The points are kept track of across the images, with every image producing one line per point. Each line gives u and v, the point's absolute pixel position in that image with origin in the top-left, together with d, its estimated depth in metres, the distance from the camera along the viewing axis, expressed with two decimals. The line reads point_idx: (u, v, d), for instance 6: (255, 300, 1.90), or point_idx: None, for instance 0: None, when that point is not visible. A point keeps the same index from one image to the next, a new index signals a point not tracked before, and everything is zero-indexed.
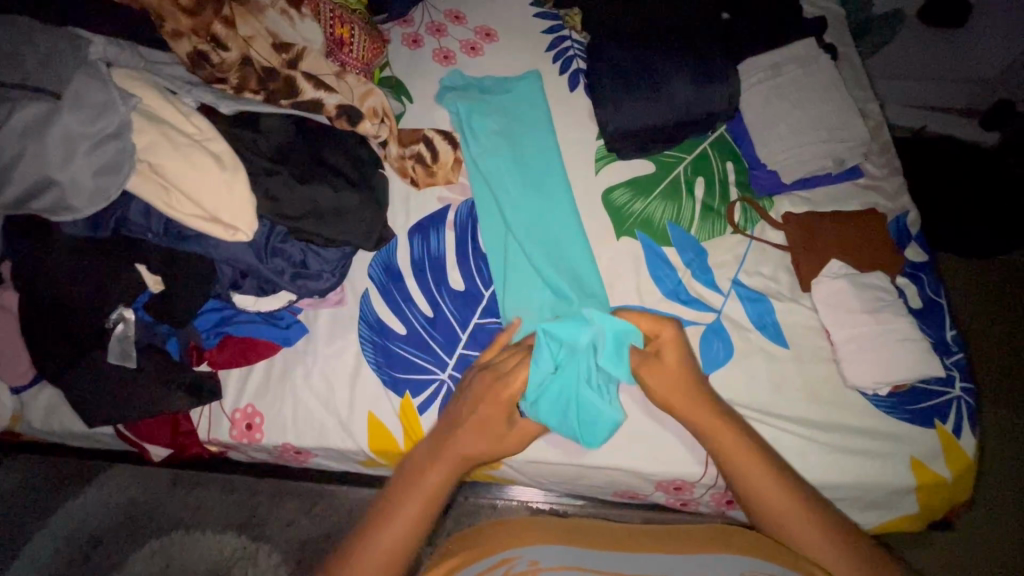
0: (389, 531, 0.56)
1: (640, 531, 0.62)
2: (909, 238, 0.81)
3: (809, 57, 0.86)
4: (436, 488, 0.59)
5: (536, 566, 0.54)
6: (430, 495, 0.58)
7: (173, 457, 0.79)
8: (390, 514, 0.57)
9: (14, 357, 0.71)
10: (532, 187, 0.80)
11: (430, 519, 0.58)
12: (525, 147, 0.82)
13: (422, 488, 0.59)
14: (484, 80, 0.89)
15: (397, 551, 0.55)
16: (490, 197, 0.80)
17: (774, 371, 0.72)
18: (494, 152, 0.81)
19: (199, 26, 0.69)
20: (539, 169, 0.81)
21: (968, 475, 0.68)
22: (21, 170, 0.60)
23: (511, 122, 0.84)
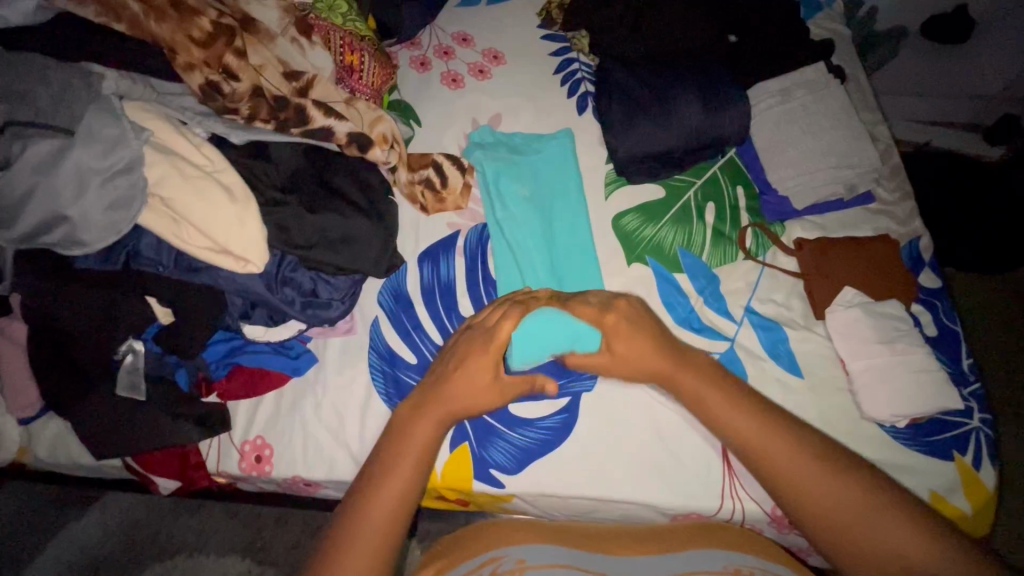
0: (408, 452, 0.58)
1: (623, 533, 0.63)
2: (922, 264, 0.80)
3: (819, 82, 0.86)
4: (429, 438, 0.59)
5: (521, 566, 0.54)
6: (424, 445, 0.58)
7: (180, 490, 0.78)
8: (385, 472, 0.56)
9: (22, 388, 0.71)
10: (555, 240, 0.79)
11: (421, 475, 0.57)
12: (553, 205, 0.82)
13: (416, 438, 0.58)
14: (516, 136, 0.87)
15: (395, 508, 0.54)
16: (506, 242, 0.79)
17: (788, 401, 0.71)
18: (521, 215, 0.80)
19: (212, 57, 0.68)
20: (563, 225, 0.80)
21: (988, 508, 0.67)
22: (33, 205, 0.60)
23: (537, 178, 0.83)
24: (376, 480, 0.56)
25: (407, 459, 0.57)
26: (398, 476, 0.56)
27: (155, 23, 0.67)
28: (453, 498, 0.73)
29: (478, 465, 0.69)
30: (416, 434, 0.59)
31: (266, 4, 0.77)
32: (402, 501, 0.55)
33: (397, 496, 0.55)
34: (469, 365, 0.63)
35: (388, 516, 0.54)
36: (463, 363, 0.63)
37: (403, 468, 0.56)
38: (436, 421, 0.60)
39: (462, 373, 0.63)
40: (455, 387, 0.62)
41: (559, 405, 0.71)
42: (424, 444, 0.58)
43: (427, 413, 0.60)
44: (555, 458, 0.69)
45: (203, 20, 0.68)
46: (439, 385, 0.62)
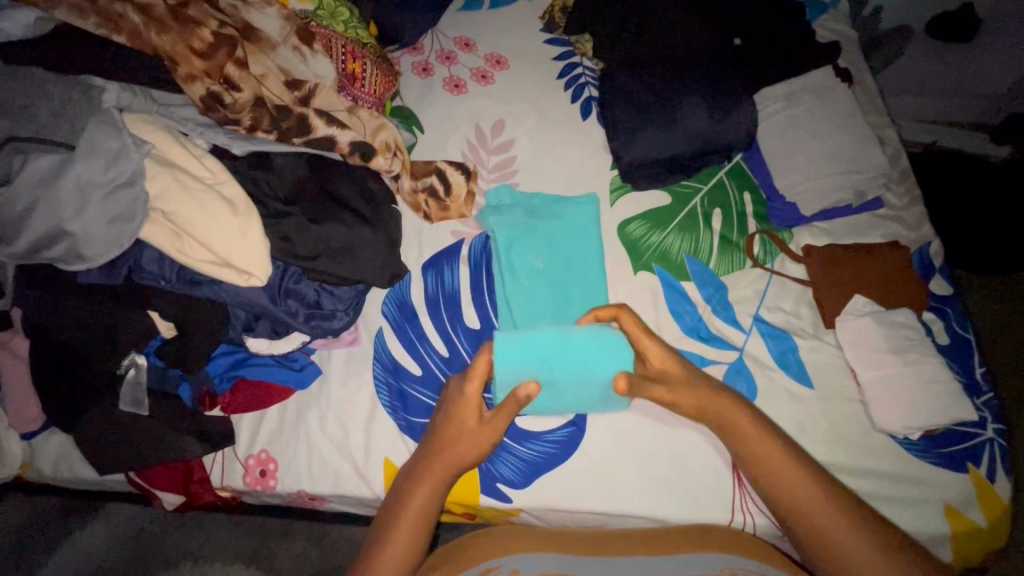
0: (407, 516, 0.58)
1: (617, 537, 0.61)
2: (933, 270, 0.79)
3: (826, 86, 0.84)
4: (427, 501, 0.59)
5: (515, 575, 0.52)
6: (421, 509, 0.59)
7: (184, 504, 0.77)
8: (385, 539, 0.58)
9: (24, 403, 0.70)
10: (563, 258, 0.77)
11: (422, 538, 0.58)
12: (559, 224, 0.79)
13: (414, 502, 0.59)
14: (534, 198, 0.82)
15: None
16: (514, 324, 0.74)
17: (798, 411, 0.70)
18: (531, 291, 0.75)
19: (212, 68, 0.67)
20: (568, 236, 0.79)
21: (1003, 520, 0.66)
22: (34, 221, 0.59)
23: (552, 242, 0.78)
24: (378, 547, 0.57)
25: (406, 525, 0.58)
26: (397, 547, 0.57)
27: (155, 34, 0.66)
28: (459, 512, 0.72)
29: (484, 479, 0.69)
30: (414, 502, 0.59)
31: (268, 12, 0.76)
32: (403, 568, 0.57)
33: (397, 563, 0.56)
34: (465, 423, 0.61)
35: None
36: (459, 421, 0.61)
37: (402, 536, 0.57)
38: (435, 484, 0.60)
39: (459, 433, 0.61)
40: (454, 447, 0.61)
41: (566, 418, 0.70)
42: (423, 511, 0.59)
43: (426, 479, 0.60)
44: (563, 472, 0.68)
45: (204, 31, 0.67)
46: (438, 445, 0.62)
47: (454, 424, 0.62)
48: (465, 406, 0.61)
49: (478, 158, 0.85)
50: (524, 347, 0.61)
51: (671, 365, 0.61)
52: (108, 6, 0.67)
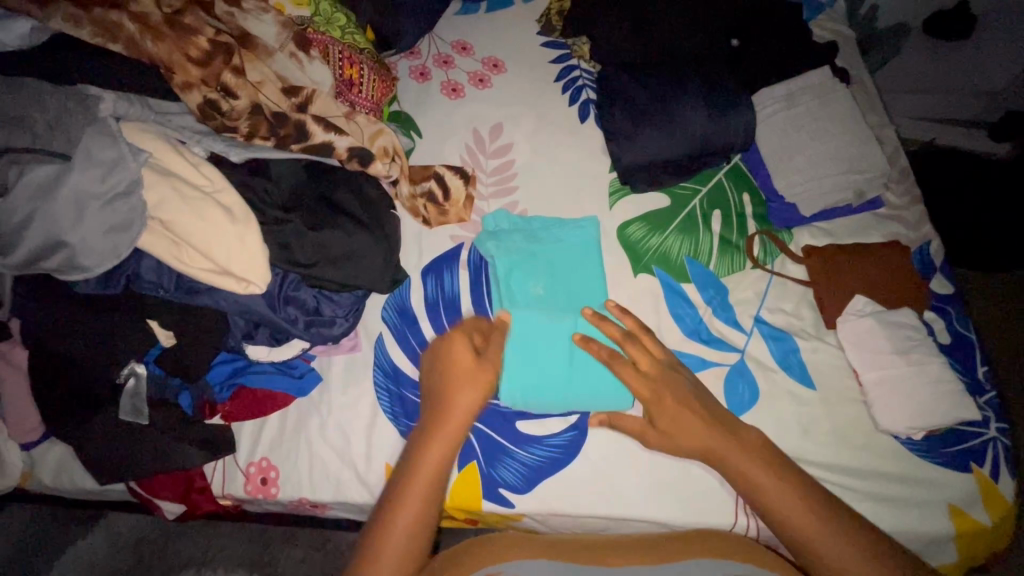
0: (421, 474, 0.58)
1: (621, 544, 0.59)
2: (934, 269, 0.79)
3: (825, 86, 0.84)
4: (440, 458, 0.60)
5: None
6: (434, 466, 0.59)
7: (185, 513, 0.77)
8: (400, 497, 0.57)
9: (24, 414, 0.70)
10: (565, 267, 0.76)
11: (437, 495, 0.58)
12: (559, 238, 0.78)
13: (428, 461, 0.59)
14: (533, 221, 0.79)
15: (413, 532, 0.56)
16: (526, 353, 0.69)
17: (801, 413, 0.70)
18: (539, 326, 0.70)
19: (209, 76, 0.68)
20: (561, 239, 0.78)
21: (1007, 519, 0.66)
22: (32, 231, 0.59)
23: (554, 266, 0.76)
24: (393, 506, 0.57)
25: (421, 482, 0.58)
26: (410, 507, 0.57)
27: (152, 43, 0.67)
28: (461, 517, 0.71)
29: (487, 484, 0.68)
30: (425, 459, 0.59)
31: (264, 19, 0.76)
32: (420, 524, 0.56)
33: (414, 518, 0.56)
34: (465, 373, 0.64)
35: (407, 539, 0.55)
36: (461, 371, 0.64)
37: (417, 492, 0.57)
38: (446, 438, 0.60)
39: (458, 384, 0.63)
40: (458, 399, 0.62)
41: (568, 422, 0.70)
42: (434, 470, 0.59)
43: (434, 436, 0.61)
44: (565, 476, 0.68)
45: (200, 39, 0.68)
46: (441, 402, 0.63)
47: (453, 376, 0.64)
48: (461, 355, 0.65)
49: (476, 163, 0.85)
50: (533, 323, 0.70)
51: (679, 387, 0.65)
52: (104, 15, 0.66)
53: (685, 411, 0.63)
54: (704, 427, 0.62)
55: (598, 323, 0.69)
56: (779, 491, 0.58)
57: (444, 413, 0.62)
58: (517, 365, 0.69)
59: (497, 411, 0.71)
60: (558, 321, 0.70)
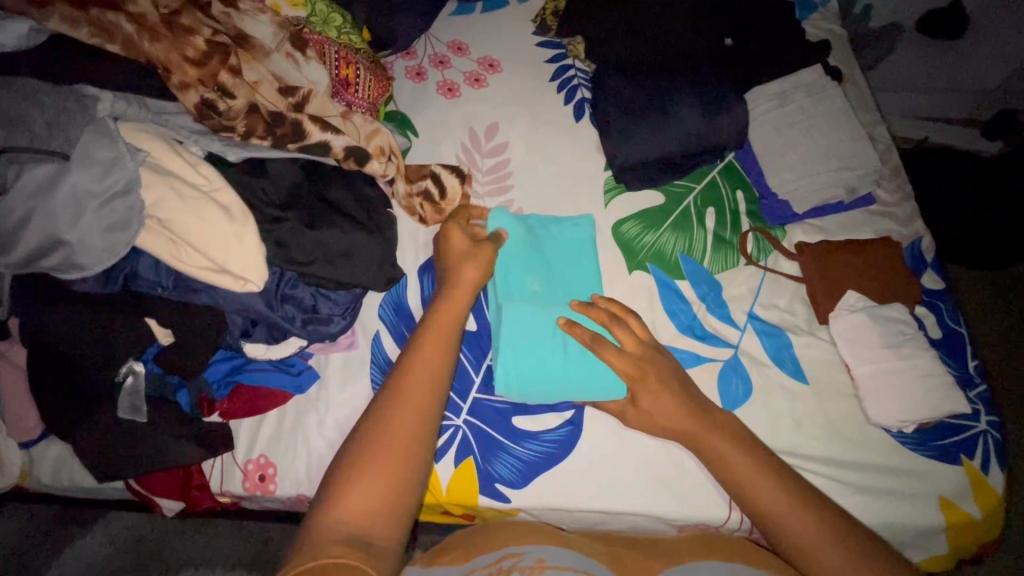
0: (434, 328, 0.62)
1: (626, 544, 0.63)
2: (925, 265, 0.80)
3: (817, 85, 0.85)
4: (450, 318, 0.63)
5: (541, 563, 0.55)
6: (446, 324, 0.62)
7: (184, 510, 0.77)
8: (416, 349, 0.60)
9: (23, 412, 0.70)
10: (560, 265, 0.76)
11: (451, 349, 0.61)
12: (555, 234, 0.78)
13: (439, 320, 0.63)
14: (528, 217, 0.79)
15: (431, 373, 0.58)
16: (521, 351, 0.69)
17: (794, 407, 0.71)
18: (534, 322, 0.70)
19: (206, 76, 0.68)
20: (558, 237, 0.78)
21: (997, 511, 0.67)
22: (30, 230, 0.60)
23: (550, 263, 0.76)
24: (410, 356, 0.59)
25: (433, 336, 0.61)
26: (426, 357, 0.59)
27: (149, 43, 0.67)
28: (458, 513, 0.72)
29: (483, 479, 0.69)
30: (434, 322, 0.62)
31: (260, 19, 0.77)
32: (438, 366, 0.59)
33: (431, 361, 0.59)
34: (463, 256, 0.69)
35: (425, 380, 0.57)
36: (462, 257, 0.69)
37: (431, 342, 0.60)
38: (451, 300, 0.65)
39: (458, 263, 0.68)
40: (462, 274, 0.67)
41: (563, 417, 0.71)
42: (443, 330, 0.62)
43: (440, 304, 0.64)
44: (561, 471, 0.69)
45: (197, 40, 0.68)
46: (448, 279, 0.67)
47: (452, 262, 0.69)
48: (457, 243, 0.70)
49: (472, 162, 0.86)
50: (527, 321, 0.70)
51: (661, 364, 0.67)
52: (101, 16, 0.67)
53: (680, 406, 0.64)
54: (700, 422, 0.63)
55: (586, 311, 0.70)
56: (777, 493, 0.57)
57: (447, 286, 0.67)
58: (510, 358, 0.69)
59: (493, 407, 0.71)
60: (549, 316, 0.71)
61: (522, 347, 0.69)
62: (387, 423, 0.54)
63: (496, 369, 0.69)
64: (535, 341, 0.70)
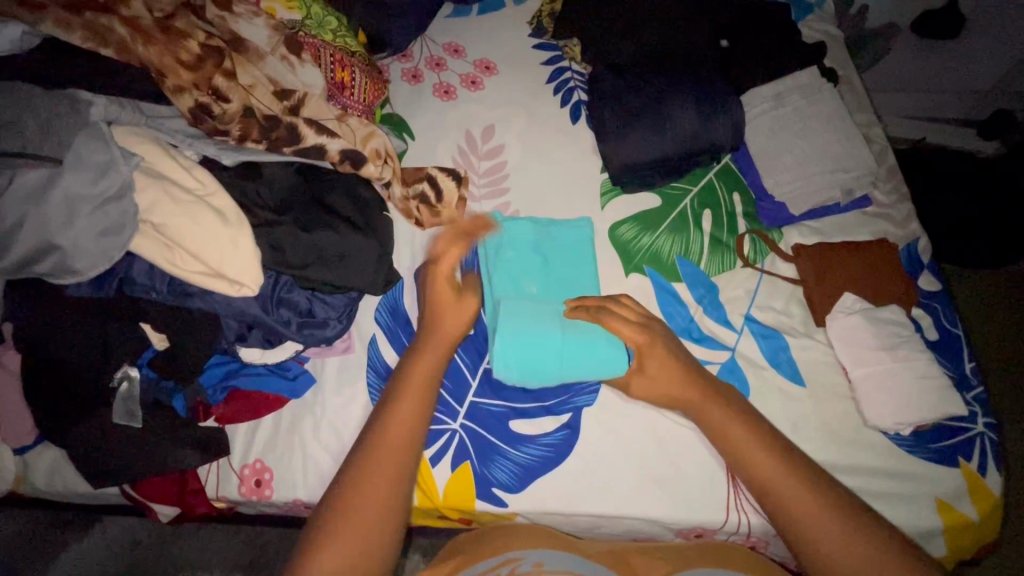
0: (411, 381, 0.64)
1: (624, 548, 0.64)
2: (922, 266, 0.80)
3: (813, 86, 0.85)
4: (428, 371, 0.65)
5: (539, 568, 0.56)
6: (423, 377, 0.64)
7: (180, 516, 0.77)
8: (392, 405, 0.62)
9: (17, 418, 0.70)
10: (559, 263, 0.75)
11: (426, 406, 0.63)
12: (554, 233, 0.77)
13: (415, 374, 0.64)
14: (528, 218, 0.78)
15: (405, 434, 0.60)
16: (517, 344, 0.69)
17: (792, 409, 0.71)
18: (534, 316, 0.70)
19: (200, 80, 0.68)
20: (559, 239, 0.77)
21: (995, 513, 0.67)
22: (23, 236, 0.59)
23: (550, 260, 0.75)
24: (386, 413, 0.61)
25: (411, 393, 0.63)
26: (402, 415, 0.61)
27: (143, 47, 0.67)
28: (454, 517, 0.72)
29: (479, 483, 0.69)
30: (410, 380, 0.64)
31: (255, 22, 0.77)
32: (412, 424, 0.61)
33: (406, 419, 0.61)
34: (445, 305, 0.69)
35: (399, 439, 0.60)
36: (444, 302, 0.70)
37: (407, 399, 0.62)
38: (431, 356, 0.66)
39: (438, 313, 0.69)
40: (444, 323, 0.68)
41: (560, 421, 0.70)
42: (419, 390, 0.63)
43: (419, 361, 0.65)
44: (557, 474, 0.69)
45: (191, 43, 0.68)
46: (428, 325, 0.68)
47: (433, 305, 0.69)
48: (439, 288, 0.70)
49: (468, 164, 0.86)
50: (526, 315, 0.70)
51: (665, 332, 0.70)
52: (94, 20, 0.67)
53: None
54: None
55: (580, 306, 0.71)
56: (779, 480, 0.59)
57: (426, 337, 0.68)
58: (508, 346, 0.69)
59: (489, 410, 0.71)
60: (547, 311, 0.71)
61: (519, 340, 0.69)
62: (359, 486, 0.57)
63: (495, 356, 0.69)
64: (531, 334, 0.69)
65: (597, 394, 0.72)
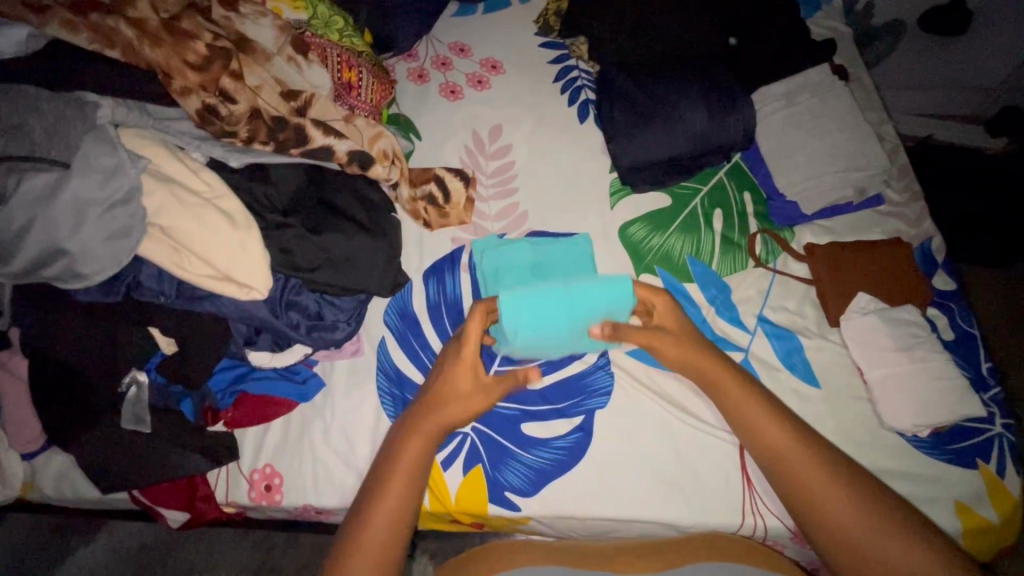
0: (398, 472, 0.59)
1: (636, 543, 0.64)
2: (936, 265, 0.79)
3: (825, 83, 0.84)
4: (417, 459, 0.60)
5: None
6: (412, 466, 0.60)
7: (189, 522, 0.76)
8: (377, 497, 0.58)
9: (25, 423, 0.70)
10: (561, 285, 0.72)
11: (411, 501, 0.59)
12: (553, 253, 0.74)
13: (404, 461, 0.60)
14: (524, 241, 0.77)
15: (385, 532, 0.57)
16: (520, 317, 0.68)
17: (806, 411, 0.70)
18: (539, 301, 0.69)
19: (207, 81, 0.67)
20: (561, 254, 0.74)
21: (1015, 515, 0.66)
22: (30, 240, 0.59)
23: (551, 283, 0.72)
24: (369, 506, 0.58)
25: (398, 486, 0.59)
26: (385, 510, 0.58)
27: (149, 49, 0.66)
28: (467, 521, 0.71)
29: (492, 487, 0.68)
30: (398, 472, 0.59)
31: (261, 23, 0.76)
32: (395, 523, 0.58)
33: (389, 516, 0.57)
34: (449, 388, 0.63)
35: (380, 537, 0.57)
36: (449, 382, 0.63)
37: (393, 492, 0.58)
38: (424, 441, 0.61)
39: (446, 399, 0.63)
40: (444, 405, 0.62)
41: (573, 424, 0.70)
42: (405, 484, 0.59)
43: (408, 445, 0.61)
44: (571, 478, 0.68)
45: (198, 44, 0.67)
46: (427, 404, 0.63)
47: (439, 382, 0.64)
48: (460, 376, 0.63)
49: (476, 164, 0.85)
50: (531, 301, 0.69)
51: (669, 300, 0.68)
52: (100, 22, 0.66)
53: None
54: None
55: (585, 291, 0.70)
56: (804, 463, 0.59)
57: (420, 418, 0.62)
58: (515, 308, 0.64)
59: (501, 413, 0.70)
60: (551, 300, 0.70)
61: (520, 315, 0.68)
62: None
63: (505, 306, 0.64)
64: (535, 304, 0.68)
65: (609, 397, 0.71)
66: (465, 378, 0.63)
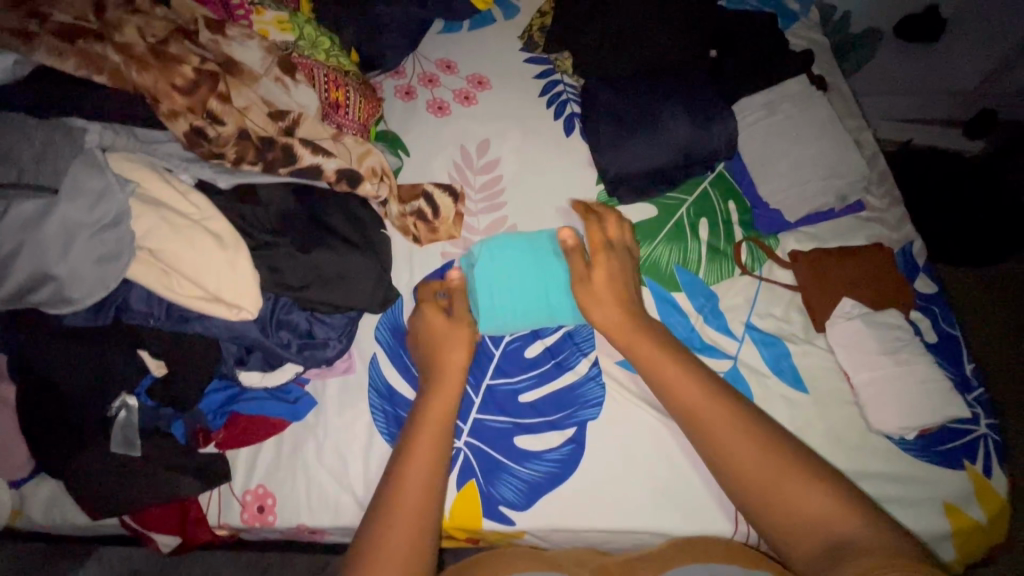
0: (426, 420, 0.63)
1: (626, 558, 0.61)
2: (918, 269, 0.81)
3: (804, 94, 0.86)
4: (443, 406, 0.64)
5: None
6: (440, 412, 0.63)
7: (180, 546, 0.76)
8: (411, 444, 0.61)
9: (12, 450, 0.69)
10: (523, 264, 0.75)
11: (445, 441, 0.62)
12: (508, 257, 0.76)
13: (431, 409, 0.63)
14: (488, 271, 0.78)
15: (428, 471, 0.59)
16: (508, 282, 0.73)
17: (796, 416, 0.71)
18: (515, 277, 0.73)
19: (195, 104, 0.68)
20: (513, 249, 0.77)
21: (1001, 515, 0.67)
22: (18, 266, 0.59)
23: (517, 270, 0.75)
24: (405, 455, 0.60)
25: (430, 430, 0.62)
26: (421, 453, 0.60)
27: (137, 73, 0.67)
28: (462, 537, 0.71)
29: (486, 503, 0.68)
30: (428, 419, 0.63)
31: (248, 45, 0.77)
32: (434, 461, 0.60)
33: (429, 456, 0.60)
34: (444, 341, 0.69)
35: (423, 475, 0.58)
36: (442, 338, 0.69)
37: (424, 435, 0.61)
38: (446, 391, 0.65)
39: (447, 349, 0.68)
40: (450, 357, 0.68)
41: (565, 435, 0.70)
42: (435, 429, 0.62)
43: (433, 396, 0.65)
44: (565, 490, 0.68)
45: (186, 68, 0.68)
46: (435, 362, 0.68)
47: (434, 339, 0.69)
48: (442, 325, 0.70)
49: (464, 179, 0.86)
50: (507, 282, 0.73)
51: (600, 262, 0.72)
52: (88, 48, 0.68)
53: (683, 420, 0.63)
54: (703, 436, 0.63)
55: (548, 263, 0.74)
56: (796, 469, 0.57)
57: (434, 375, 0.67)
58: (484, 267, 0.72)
59: (494, 427, 0.70)
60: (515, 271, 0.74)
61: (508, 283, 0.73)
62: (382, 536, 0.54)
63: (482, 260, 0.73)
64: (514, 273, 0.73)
65: (600, 408, 0.71)
66: (455, 329, 0.70)
